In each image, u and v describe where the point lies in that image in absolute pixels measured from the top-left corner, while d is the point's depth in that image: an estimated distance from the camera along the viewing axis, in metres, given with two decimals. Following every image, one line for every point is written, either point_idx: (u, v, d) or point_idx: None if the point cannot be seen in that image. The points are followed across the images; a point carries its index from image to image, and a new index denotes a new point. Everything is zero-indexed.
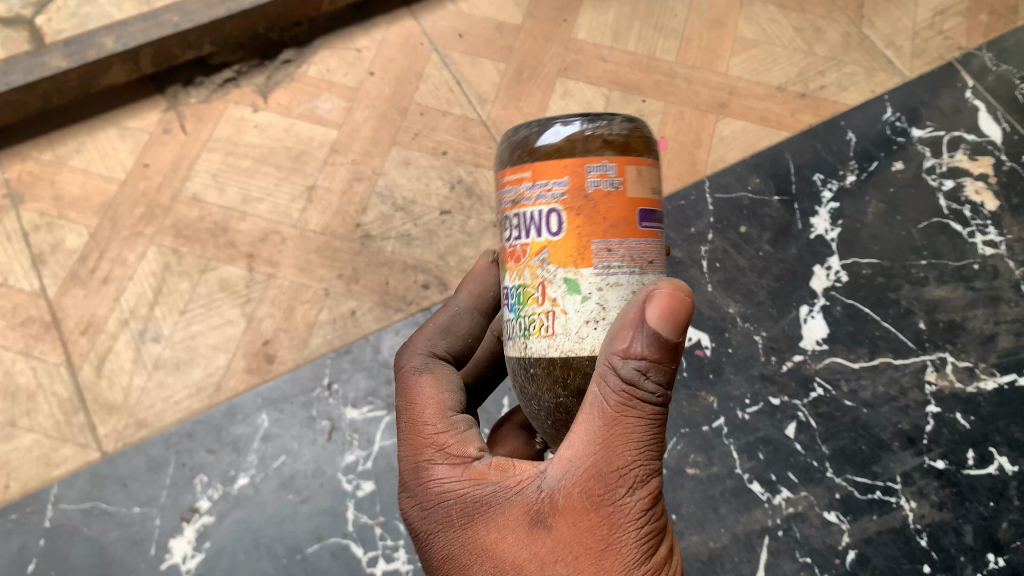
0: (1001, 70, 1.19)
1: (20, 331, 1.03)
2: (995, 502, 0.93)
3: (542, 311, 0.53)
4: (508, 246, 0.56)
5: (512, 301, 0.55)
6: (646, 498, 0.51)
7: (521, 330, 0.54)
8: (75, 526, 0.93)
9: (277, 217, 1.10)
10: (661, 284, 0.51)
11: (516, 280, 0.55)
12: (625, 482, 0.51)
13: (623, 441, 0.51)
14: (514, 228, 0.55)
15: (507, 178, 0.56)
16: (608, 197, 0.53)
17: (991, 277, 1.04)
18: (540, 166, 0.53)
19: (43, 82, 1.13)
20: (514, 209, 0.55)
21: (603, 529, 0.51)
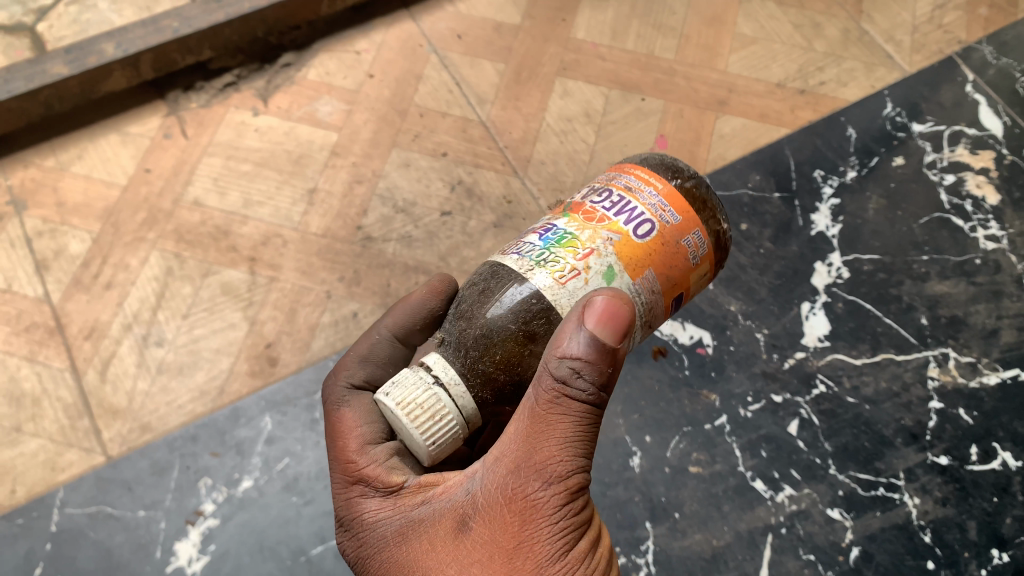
0: (1001, 63, 1.19)
1: (25, 337, 1.04)
2: (999, 498, 0.92)
3: (572, 264, 0.58)
4: (587, 204, 0.62)
5: (550, 238, 0.60)
6: (561, 499, 0.56)
7: (543, 259, 0.59)
8: (81, 530, 0.93)
9: (278, 221, 1.11)
10: (608, 292, 0.56)
11: (570, 228, 0.60)
12: (541, 485, 0.56)
13: (544, 445, 0.56)
14: (609, 200, 0.61)
15: (647, 175, 0.63)
16: (685, 257, 0.61)
17: (993, 271, 1.04)
18: (680, 200, 0.62)
19: (45, 89, 1.14)
20: (624, 191, 0.62)
21: (518, 528, 0.56)
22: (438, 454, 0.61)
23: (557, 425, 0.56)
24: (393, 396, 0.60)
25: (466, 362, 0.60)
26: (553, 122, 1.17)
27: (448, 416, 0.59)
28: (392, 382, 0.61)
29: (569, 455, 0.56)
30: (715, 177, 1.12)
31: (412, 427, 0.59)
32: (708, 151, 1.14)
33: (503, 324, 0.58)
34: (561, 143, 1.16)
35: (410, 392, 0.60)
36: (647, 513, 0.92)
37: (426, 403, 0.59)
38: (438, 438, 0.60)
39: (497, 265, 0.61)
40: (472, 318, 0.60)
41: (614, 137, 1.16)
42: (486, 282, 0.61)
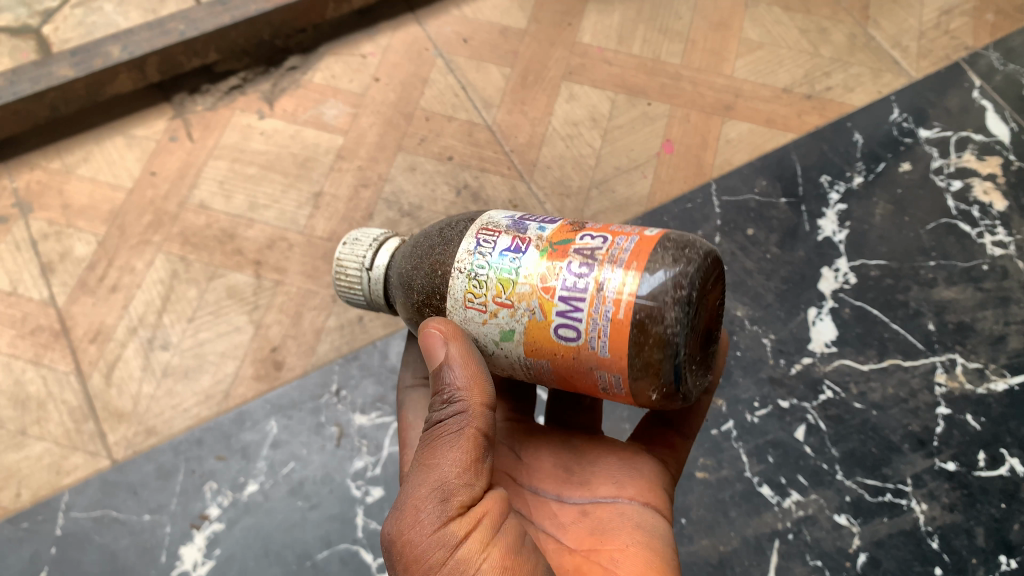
0: (1008, 69, 1.19)
1: (30, 339, 1.04)
2: (1007, 504, 0.92)
3: (485, 300, 0.61)
4: (561, 258, 0.59)
5: (503, 259, 0.61)
6: (415, 518, 0.58)
7: (475, 277, 0.61)
8: (86, 534, 0.93)
9: (284, 224, 1.10)
10: (437, 322, 0.63)
11: (524, 265, 0.60)
12: (398, 507, 0.60)
13: (410, 476, 0.62)
14: (572, 274, 0.58)
15: (627, 291, 0.56)
16: (595, 381, 0.60)
17: (1001, 277, 1.04)
18: (622, 337, 0.56)
19: (50, 92, 1.14)
20: (592, 280, 0.57)
21: (389, 556, 0.59)
22: (345, 297, 0.75)
23: (421, 452, 0.62)
24: (353, 237, 0.74)
25: (395, 282, 0.70)
26: (559, 127, 1.17)
27: (357, 274, 0.72)
28: (365, 228, 0.75)
29: (423, 473, 0.60)
30: (722, 182, 1.12)
31: (340, 260, 0.73)
32: (715, 155, 1.14)
33: (416, 285, 0.66)
34: (566, 148, 1.16)
35: (359, 241, 0.73)
36: None
37: (349, 273, 0.73)
38: (347, 283, 0.73)
39: (461, 235, 0.65)
40: (408, 258, 0.69)
41: (620, 141, 1.16)
42: (439, 241, 0.66)
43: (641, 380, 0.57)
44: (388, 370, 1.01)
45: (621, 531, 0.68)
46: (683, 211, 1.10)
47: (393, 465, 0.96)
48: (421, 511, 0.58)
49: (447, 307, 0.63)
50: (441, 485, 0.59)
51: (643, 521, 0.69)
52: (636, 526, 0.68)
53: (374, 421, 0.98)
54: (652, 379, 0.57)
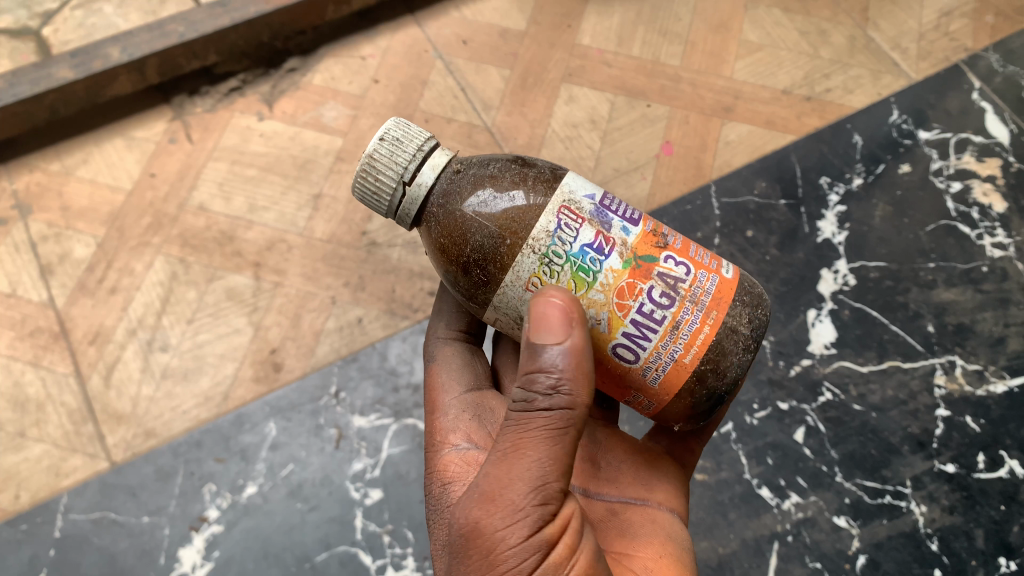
0: (1008, 71, 1.19)
1: (30, 341, 1.03)
2: (1007, 506, 0.92)
3: (551, 290, 0.56)
4: (645, 284, 0.56)
5: (584, 255, 0.56)
6: (504, 522, 0.54)
7: (548, 261, 0.56)
8: (85, 536, 0.93)
9: (283, 226, 1.10)
10: (561, 297, 0.55)
11: (605, 272, 0.56)
12: (483, 499, 0.54)
13: (495, 458, 0.56)
14: (654, 307, 0.56)
15: (702, 339, 0.57)
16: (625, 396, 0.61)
17: (1000, 279, 1.04)
18: (678, 381, 0.58)
19: (50, 94, 1.14)
20: (670, 320, 0.56)
21: (460, 545, 0.55)
22: (360, 195, 0.63)
23: (509, 435, 0.56)
24: (396, 131, 0.63)
25: (436, 214, 0.60)
26: (558, 128, 1.17)
27: (391, 180, 0.61)
28: (410, 123, 0.63)
29: (518, 465, 0.54)
30: (721, 184, 1.12)
31: (373, 155, 0.62)
32: (714, 157, 1.14)
33: (468, 239, 0.57)
34: (566, 149, 1.16)
35: (405, 142, 0.62)
36: None
37: (382, 178, 0.62)
38: (373, 185, 0.62)
39: (539, 203, 0.57)
40: (460, 196, 0.59)
41: (619, 143, 1.16)
42: (511, 200, 0.57)
43: (676, 415, 0.60)
44: (387, 372, 1.01)
45: (653, 539, 0.68)
46: (683, 213, 1.10)
47: (391, 467, 0.96)
48: (515, 517, 0.53)
49: (505, 281, 0.57)
50: (540, 489, 0.54)
51: (671, 531, 0.70)
52: (663, 535, 0.69)
53: (374, 423, 0.98)
54: (684, 416, 0.61)
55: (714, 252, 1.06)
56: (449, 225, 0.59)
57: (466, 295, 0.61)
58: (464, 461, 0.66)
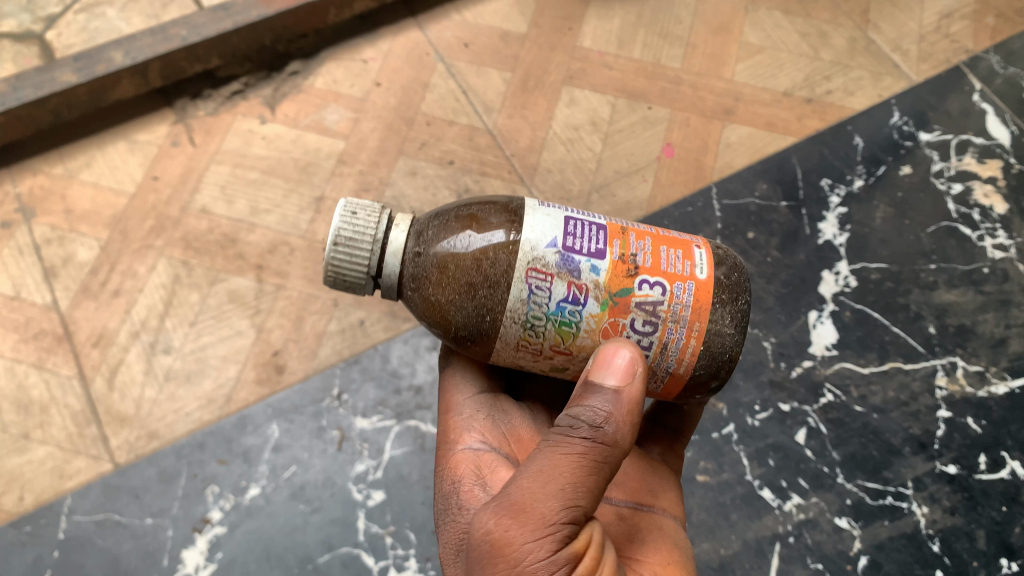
0: (1008, 73, 1.19)
1: (33, 344, 1.04)
2: (1008, 507, 0.92)
3: (542, 345, 0.60)
4: (625, 322, 0.59)
5: (563, 314, 0.58)
6: (526, 537, 0.52)
7: (531, 326, 0.58)
8: (88, 538, 0.93)
9: (286, 229, 1.11)
10: (616, 355, 0.57)
11: (586, 322, 0.58)
12: (512, 510, 0.54)
13: (532, 470, 0.56)
14: (640, 338, 0.59)
15: (690, 352, 0.60)
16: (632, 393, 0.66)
17: (1001, 280, 1.04)
18: (675, 386, 0.62)
19: (53, 97, 1.14)
20: (658, 347, 0.60)
21: (482, 555, 0.53)
22: (336, 286, 0.65)
23: (548, 452, 0.56)
24: (343, 220, 0.63)
25: (412, 292, 0.61)
26: (559, 131, 1.18)
27: (361, 267, 0.63)
28: (356, 205, 0.64)
29: (554, 484, 0.54)
30: (722, 185, 1.12)
31: (332, 252, 0.63)
32: (715, 159, 1.14)
33: (451, 317, 0.59)
34: (567, 151, 1.16)
35: (357, 232, 0.63)
36: None
37: (351, 262, 0.63)
38: (344, 276, 0.63)
39: (504, 272, 0.57)
40: (429, 274, 0.60)
41: (620, 145, 1.16)
42: (477, 274, 0.58)
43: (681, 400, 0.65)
44: (389, 373, 1.01)
45: (660, 546, 0.67)
46: (684, 215, 1.10)
47: (394, 468, 0.96)
48: (546, 535, 0.52)
49: (494, 347, 0.60)
50: (573, 508, 0.54)
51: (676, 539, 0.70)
52: (670, 542, 0.68)
53: (376, 425, 0.98)
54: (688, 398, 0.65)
55: None
56: (426, 302, 0.60)
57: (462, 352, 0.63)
58: (476, 463, 0.67)
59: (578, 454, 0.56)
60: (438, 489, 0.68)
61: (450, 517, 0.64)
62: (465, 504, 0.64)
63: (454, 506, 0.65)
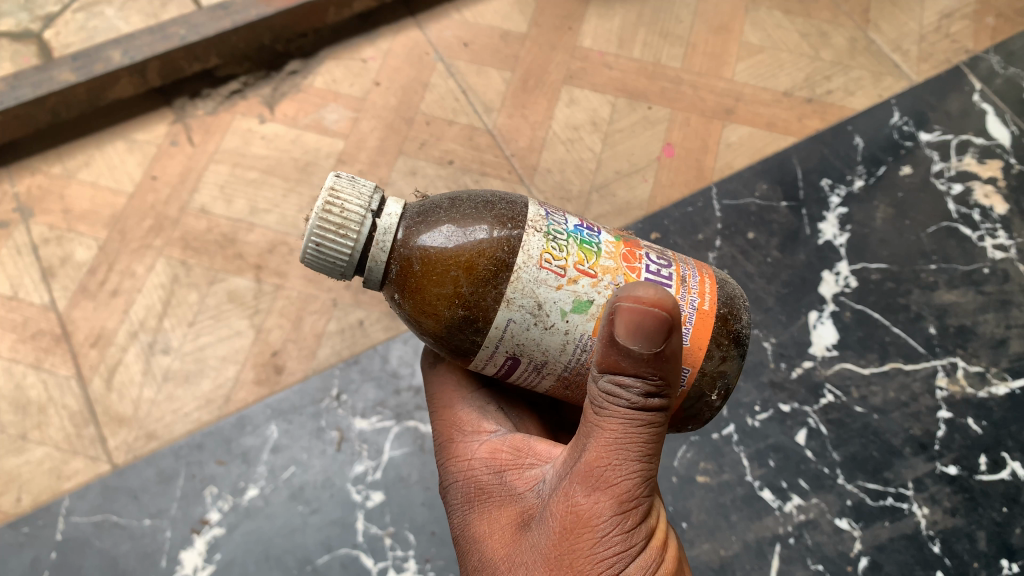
0: (1008, 73, 1.19)
1: (31, 344, 1.03)
2: (1009, 508, 0.92)
3: (567, 264, 0.57)
4: (642, 251, 0.61)
5: (581, 233, 0.59)
6: (610, 518, 0.55)
7: (553, 239, 0.58)
8: (86, 539, 0.93)
9: (285, 229, 1.11)
10: (627, 301, 0.54)
11: (606, 243, 0.59)
12: (590, 495, 0.56)
13: (595, 452, 0.56)
14: (659, 268, 0.60)
15: (708, 289, 0.61)
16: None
17: (1002, 280, 1.04)
18: (707, 329, 0.59)
19: (51, 96, 1.14)
20: (681, 278, 0.60)
21: (571, 534, 0.56)
22: (316, 256, 0.60)
23: (609, 429, 0.56)
24: (341, 186, 0.61)
25: (417, 235, 0.59)
26: (559, 131, 1.18)
27: (346, 244, 0.59)
28: (352, 179, 0.62)
29: (628, 461, 0.56)
30: (722, 186, 1.12)
31: (320, 217, 0.60)
32: (715, 159, 1.14)
33: (466, 243, 0.57)
34: (567, 151, 1.16)
35: (351, 197, 0.60)
36: None
37: (344, 221, 0.60)
38: (326, 249, 0.60)
39: (521, 200, 0.61)
40: (438, 221, 0.59)
41: (620, 145, 1.16)
42: (498, 203, 0.60)
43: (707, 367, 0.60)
44: (388, 374, 1.01)
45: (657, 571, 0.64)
46: (684, 215, 1.09)
47: (393, 469, 0.96)
48: (630, 509, 0.56)
49: (516, 263, 0.56)
50: (648, 480, 0.57)
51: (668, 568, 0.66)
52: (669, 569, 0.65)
53: (375, 426, 0.98)
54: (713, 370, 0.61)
55: (715, 254, 1.06)
56: (433, 237, 0.58)
57: (470, 304, 0.57)
58: (512, 446, 0.68)
59: (640, 429, 0.56)
60: (465, 476, 0.68)
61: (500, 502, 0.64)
62: (512, 485, 0.65)
63: (501, 490, 0.65)
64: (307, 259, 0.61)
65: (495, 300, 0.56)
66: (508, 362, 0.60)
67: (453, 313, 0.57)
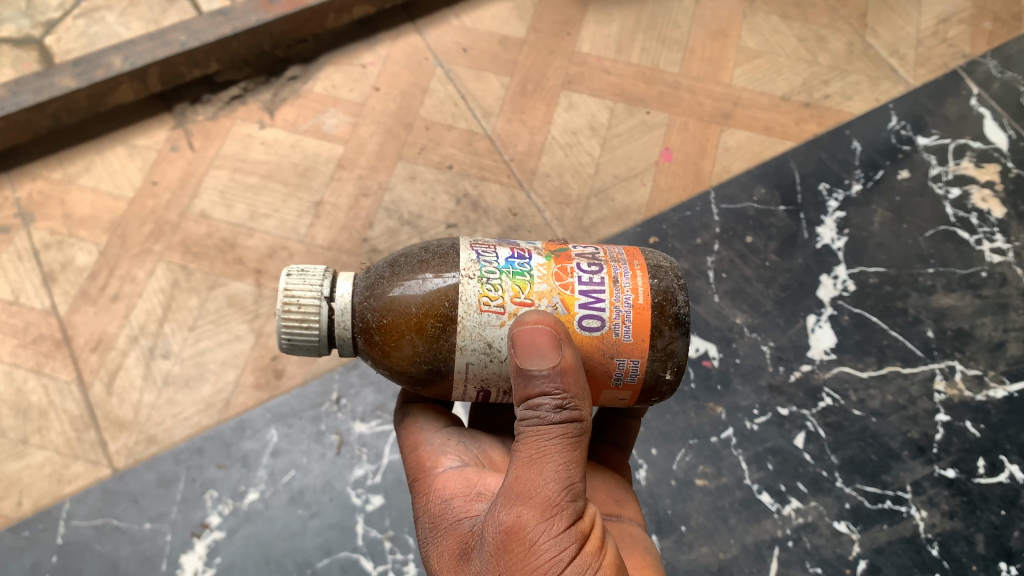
0: (1005, 77, 1.19)
1: (32, 349, 1.04)
2: (1007, 511, 0.92)
3: (502, 301, 0.59)
4: (573, 261, 0.62)
5: (512, 264, 0.61)
6: (536, 526, 0.56)
7: (486, 279, 0.60)
8: (87, 543, 0.93)
9: (285, 233, 1.11)
10: (524, 324, 0.58)
11: (537, 267, 0.61)
12: (515, 506, 0.57)
13: (518, 468, 0.59)
14: (590, 274, 0.61)
15: (641, 282, 0.61)
16: (610, 369, 0.61)
17: (1000, 284, 1.04)
18: (645, 322, 0.60)
19: (52, 102, 1.15)
20: (612, 278, 0.61)
21: (503, 548, 0.57)
22: (292, 347, 0.64)
23: (529, 444, 0.59)
24: (292, 281, 0.64)
25: (368, 305, 0.62)
26: (558, 136, 1.18)
27: (313, 332, 0.63)
28: (303, 270, 0.65)
29: (548, 471, 0.58)
30: (720, 190, 1.12)
31: (283, 316, 0.63)
32: (713, 163, 1.15)
33: (413, 306, 0.59)
34: (566, 156, 1.16)
35: (304, 290, 0.63)
36: (653, 526, 0.92)
37: (304, 311, 0.63)
38: (297, 340, 0.63)
39: (455, 246, 0.62)
40: (383, 288, 0.61)
41: (619, 150, 1.17)
42: (431, 256, 0.62)
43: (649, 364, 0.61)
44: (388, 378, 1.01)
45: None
46: (683, 219, 1.10)
47: (393, 473, 0.96)
48: (556, 516, 0.57)
49: (459, 314, 0.59)
50: (572, 488, 0.58)
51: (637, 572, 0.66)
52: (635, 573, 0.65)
53: (375, 429, 0.98)
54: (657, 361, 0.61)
55: (714, 257, 1.07)
56: (382, 304, 0.60)
57: (430, 358, 0.60)
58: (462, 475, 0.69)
59: (551, 441, 0.58)
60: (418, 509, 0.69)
61: (446, 533, 0.65)
62: (460, 511, 0.65)
63: (447, 519, 0.65)
64: (286, 352, 0.65)
65: (449, 351, 0.59)
66: (480, 394, 0.63)
67: (417, 370, 0.61)
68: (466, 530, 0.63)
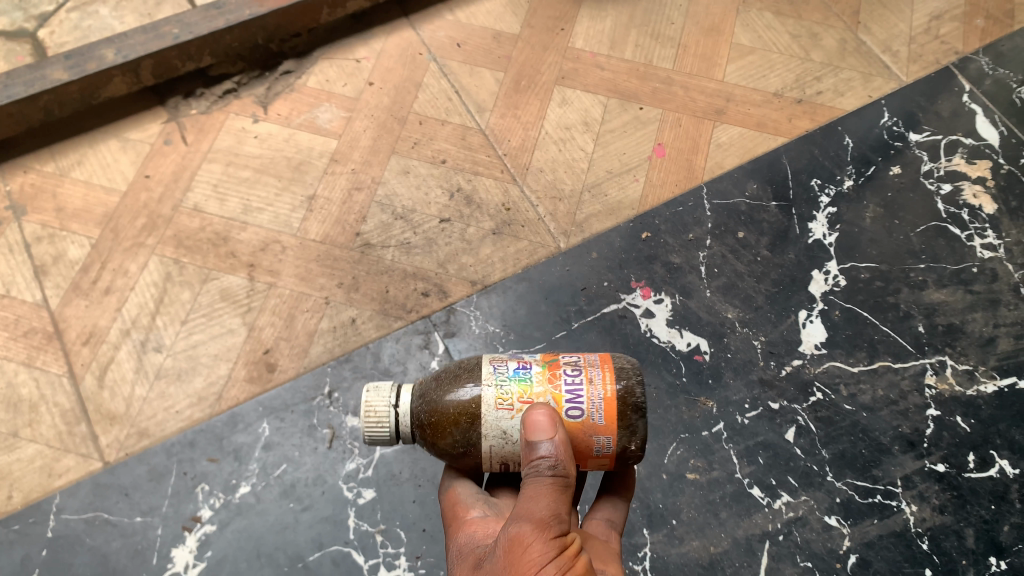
0: (997, 74, 1.20)
1: (23, 342, 1.04)
2: (997, 506, 0.92)
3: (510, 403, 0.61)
4: (559, 362, 0.64)
5: (513, 370, 0.63)
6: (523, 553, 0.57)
7: (498, 384, 0.62)
8: (77, 536, 0.92)
9: (278, 227, 1.11)
10: (533, 411, 0.60)
11: (532, 369, 0.63)
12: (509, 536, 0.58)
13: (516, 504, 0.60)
14: (569, 373, 0.62)
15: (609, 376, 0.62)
16: (589, 447, 0.62)
17: (990, 280, 1.05)
18: (613, 410, 0.61)
19: (44, 95, 1.14)
20: (587, 373, 0.63)
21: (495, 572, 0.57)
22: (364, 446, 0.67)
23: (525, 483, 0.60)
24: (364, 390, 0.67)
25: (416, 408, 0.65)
26: (551, 131, 1.18)
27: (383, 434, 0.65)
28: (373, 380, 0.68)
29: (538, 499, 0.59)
30: (712, 186, 1.13)
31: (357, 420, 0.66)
32: (706, 159, 1.15)
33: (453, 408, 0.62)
34: (559, 151, 1.16)
35: (373, 400, 0.66)
36: (644, 519, 0.92)
37: (376, 414, 0.66)
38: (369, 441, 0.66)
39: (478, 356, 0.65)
40: (432, 394, 0.64)
41: (612, 145, 1.17)
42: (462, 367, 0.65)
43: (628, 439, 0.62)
44: (380, 372, 1.01)
45: None
46: (675, 214, 1.11)
47: (384, 467, 0.96)
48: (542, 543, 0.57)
49: (481, 412, 0.61)
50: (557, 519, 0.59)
51: None
52: None
53: None
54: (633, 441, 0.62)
55: (706, 252, 1.08)
56: (429, 407, 0.64)
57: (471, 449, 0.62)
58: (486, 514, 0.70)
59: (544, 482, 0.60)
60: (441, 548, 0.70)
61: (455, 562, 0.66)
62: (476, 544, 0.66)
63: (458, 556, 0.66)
64: None
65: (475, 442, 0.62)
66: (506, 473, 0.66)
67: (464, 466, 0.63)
68: (471, 559, 0.64)
